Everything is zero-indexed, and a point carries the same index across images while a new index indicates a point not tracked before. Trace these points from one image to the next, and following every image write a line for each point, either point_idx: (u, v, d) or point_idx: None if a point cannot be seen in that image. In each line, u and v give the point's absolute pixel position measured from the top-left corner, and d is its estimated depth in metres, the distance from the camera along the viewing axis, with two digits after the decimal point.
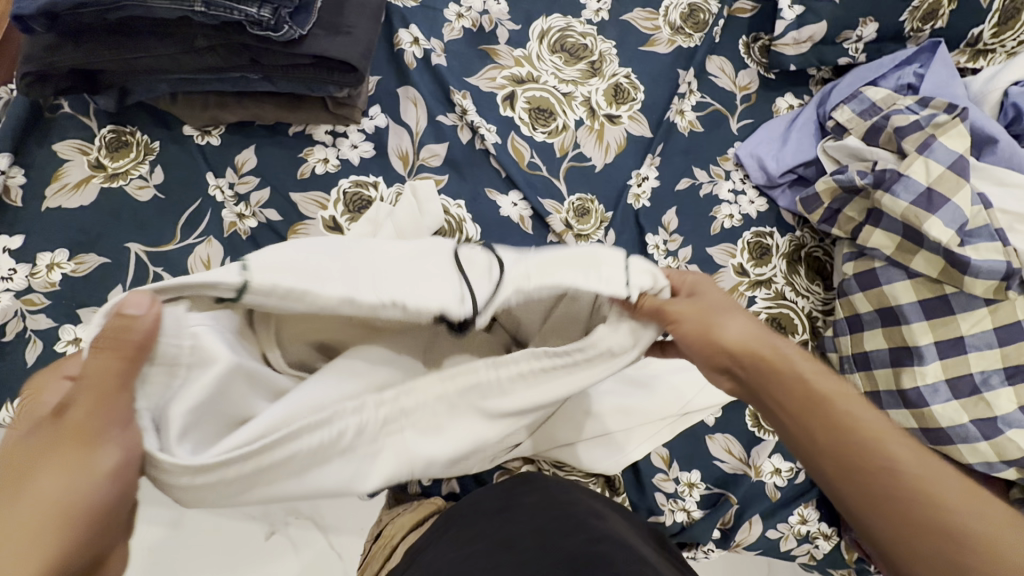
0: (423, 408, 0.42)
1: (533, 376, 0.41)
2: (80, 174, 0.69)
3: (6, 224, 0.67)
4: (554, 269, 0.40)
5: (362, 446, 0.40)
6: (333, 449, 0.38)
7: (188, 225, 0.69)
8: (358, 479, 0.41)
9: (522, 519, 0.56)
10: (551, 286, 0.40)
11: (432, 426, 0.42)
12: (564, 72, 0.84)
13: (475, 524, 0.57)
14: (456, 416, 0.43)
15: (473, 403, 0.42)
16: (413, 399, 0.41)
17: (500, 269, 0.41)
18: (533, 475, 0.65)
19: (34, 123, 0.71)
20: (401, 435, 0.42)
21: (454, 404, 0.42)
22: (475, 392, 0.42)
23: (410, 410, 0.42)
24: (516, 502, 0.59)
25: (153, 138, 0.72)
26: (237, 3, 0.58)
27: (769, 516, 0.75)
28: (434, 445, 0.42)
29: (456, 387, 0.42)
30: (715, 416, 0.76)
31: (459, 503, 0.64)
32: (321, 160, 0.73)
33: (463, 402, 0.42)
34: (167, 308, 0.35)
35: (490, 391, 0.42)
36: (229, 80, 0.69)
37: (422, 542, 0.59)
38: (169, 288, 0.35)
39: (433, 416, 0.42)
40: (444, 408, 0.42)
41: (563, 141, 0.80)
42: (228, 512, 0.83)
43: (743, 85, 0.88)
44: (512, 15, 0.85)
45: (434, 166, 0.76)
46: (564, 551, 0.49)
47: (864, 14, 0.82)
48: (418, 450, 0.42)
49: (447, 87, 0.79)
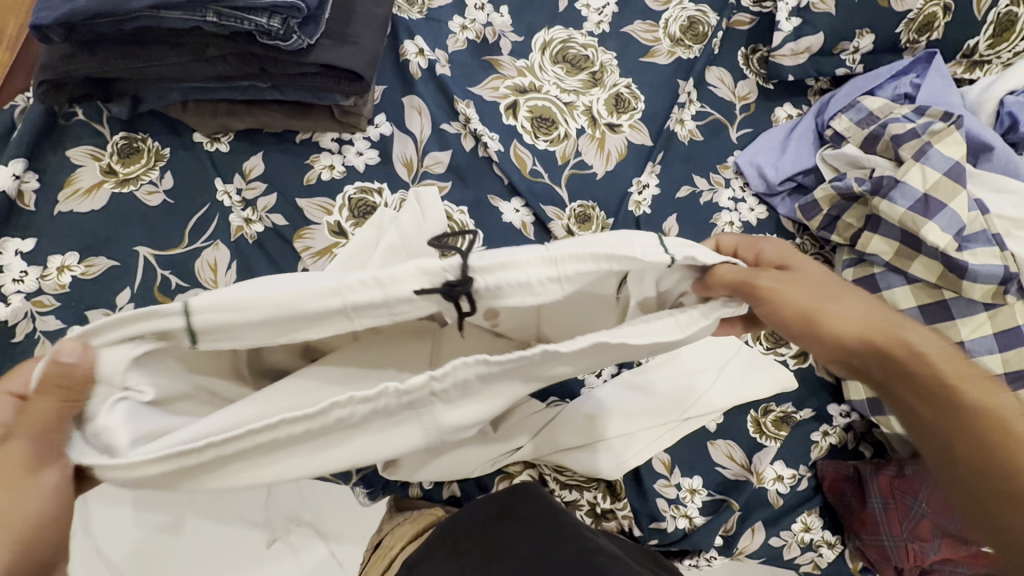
0: (460, 391, 0.38)
1: (594, 351, 0.39)
2: (92, 179, 0.71)
3: (20, 228, 0.69)
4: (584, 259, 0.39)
5: (374, 421, 0.38)
6: (320, 436, 0.37)
7: (195, 230, 0.71)
8: (374, 451, 0.39)
9: (519, 526, 0.56)
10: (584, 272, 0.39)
11: (463, 403, 0.39)
12: (565, 82, 0.85)
13: (476, 529, 0.58)
14: (500, 392, 0.40)
15: (514, 384, 0.40)
16: (449, 382, 0.37)
17: (529, 274, 0.39)
18: (528, 483, 0.64)
19: (49, 130, 0.73)
20: (430, 410, 0.39)
21: (492, 386, 0.39)
22: (523, 374, 0.39)
23: (449, 388, 0.38)
24: (513, 507, 0.60)
25: (163, 145, 0.74)
26: (248, 13, 0.60)
27: (771, 524, 0.74)
28: (465, 412, 0.40)
29: (503, 369, 0.38)
30: (717, 423, 0.76)
31: (456, 513, 0.63)
32: (327, 166, 0.75)
33: (505, 375, 0.39)
34: (108, 350, 0.36)
35: (539, 365, 0.39)
36: (238, 89, 0.71)
37: (419, 552, 0.58)
38: (96, 332, 0.35)
39: (468, 387, 0.39)
40: (473, 391, 0.39)
41: (564, 149, 0.81)
42: (228, 518, 0.83)
43: (742, 95, 0.89)
44: (515, 27, 0.87)
45: (437, 173, 0.78)
46: (561, 557, 0.50)
47: (860, 26, 0.83)
48: (446, 423, 0.39)
49: (451, 96, 0.81)
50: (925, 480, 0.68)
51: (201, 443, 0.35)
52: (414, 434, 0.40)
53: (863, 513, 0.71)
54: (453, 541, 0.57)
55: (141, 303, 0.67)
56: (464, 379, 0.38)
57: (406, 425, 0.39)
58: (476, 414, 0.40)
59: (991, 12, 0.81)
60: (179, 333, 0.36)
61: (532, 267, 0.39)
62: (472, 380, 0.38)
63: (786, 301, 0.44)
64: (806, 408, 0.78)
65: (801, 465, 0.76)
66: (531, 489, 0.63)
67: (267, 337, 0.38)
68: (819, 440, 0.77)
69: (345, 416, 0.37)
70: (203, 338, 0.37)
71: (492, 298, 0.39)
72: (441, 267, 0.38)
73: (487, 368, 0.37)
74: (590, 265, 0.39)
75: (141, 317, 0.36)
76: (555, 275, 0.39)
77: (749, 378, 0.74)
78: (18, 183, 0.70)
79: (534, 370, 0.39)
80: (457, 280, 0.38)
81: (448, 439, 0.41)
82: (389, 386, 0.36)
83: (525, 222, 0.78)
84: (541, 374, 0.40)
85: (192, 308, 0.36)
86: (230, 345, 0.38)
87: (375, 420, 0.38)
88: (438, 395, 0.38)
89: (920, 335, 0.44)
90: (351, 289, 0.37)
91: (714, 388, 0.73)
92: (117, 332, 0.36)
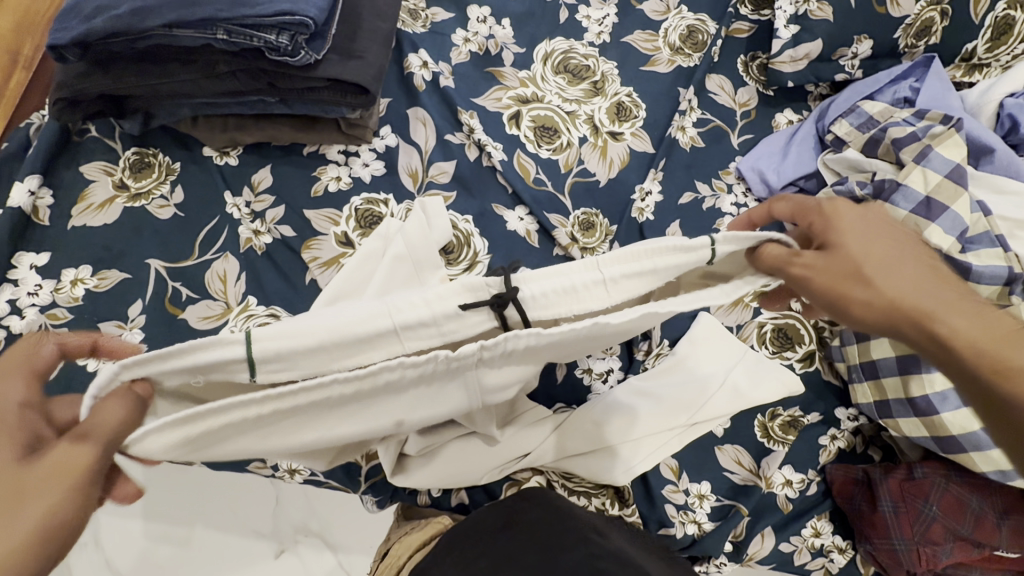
0: (506, 357, 0.41)
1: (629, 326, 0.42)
2: (104, 194, 0.72)
3: (34, 242, 0.70)
4: (634, 259, 0.42)
5: (414, 386, 0.41)
6: (373, 395, 0.39)
7: (205, 242, 0.72)
8: (411, 408, 0.43)
9: (526, 534, 0.56)
10: (633, 271, 0.42)
11: (503, 366, 0.43)
12: (567, 91, 0.87)
13: (484, 538, 0.57)
14: (543, 355, 0.44)
15: (554, 349, 0.43)
16: (496, 352, 0.40)
17: (578, 278, 0.42)
18: (529, 490, 0.64)
19: (63, 147, 0.74)
20: (472, 373, 0.42)
21: (535, 351, 0.42)
22: (568, 341, 0.42)
23: (497, 357, 0.41)
24: (520, 515, 0.60)
25: (174, 160, 0.75)
26: (257, 31, 0.61)
27: (781, 529, 0.74)
28: (499, 375, 0.44)
29: (553, 342, 0.41)
30: (724, 427, 0.76)
31: (462, 521, 0.62)
32: (334, 178, 0.76)
33: (545, 348, 0.42)
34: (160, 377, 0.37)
35: (580, 339, 0.41)
36: (248, 103, 0.73)
37: (427, 560, 0.58)
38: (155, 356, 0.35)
39: (513, 357, 0.42)
40: (515, 357, 0.42)
41: (567, 157, 0.82)
42: (234, 529, 0.83)
43: (742, 101, 0.90)
44: (517, 39, 0.88)
45: (442, 183, 0.79)
46: (568, 567, 0.50)
47: (858, 32, 0.84)
48: (487, 382, 0.44)
49: (455, 107, 0.82)
50: (935, 483, 0.69)
51: (218, 409, 0.36)
52: (460, 390, 0.44)
53: (874, 517, 0.69)
54: (461, 549, 0.57)
55: (152, 314, 0.68)
56: (512, 350, 0.41)
57: (452, 386, 0.43)
58: (517, 372, 0.45)
59: (988, 16, 0.82)
60: (238, 363, 0.37)
61: (576, 274, 0.42)
62: (521, 349, 0.41)
63: (816, 288, 0.46)
64: (814, 412, 0.78)
65: (810, 469, 0.76)
66: (533, 496, 0.63)
67: (321, 364, 0.39)
68: (828, 444, 0.77)
69: (398, 383, 0.39)
70: (261, 369, 0.38)
71: (537, 306, 0.42)
72: (485, 281, 0.40)
73: (535, 342, 0.40)
74: (634, 264, 0.42)
75: (200, 347, 0.36)
76: (598, 280, 0.42)
77: (756, 382, 0.74)
78: (33, 198, 0.71)
79: (577, 338, 0.42)
80: (501, 291, 0.40)
81: (487, 394, 0.45)
82: (438, 353, 0.38)
83: (530, 229, 0.79)
84: (580, 342, 0.44)
85: (255, 337, 0.37)
86: (287, 374, 0.39)
87: (419, 383, 0.41)
88: (483, 361, 0.41)
89: (951, 328, 0.45)
90: (400, 309, 0.39)
91: (718, 393, 0.73)
92: (174, 362, 0.36)
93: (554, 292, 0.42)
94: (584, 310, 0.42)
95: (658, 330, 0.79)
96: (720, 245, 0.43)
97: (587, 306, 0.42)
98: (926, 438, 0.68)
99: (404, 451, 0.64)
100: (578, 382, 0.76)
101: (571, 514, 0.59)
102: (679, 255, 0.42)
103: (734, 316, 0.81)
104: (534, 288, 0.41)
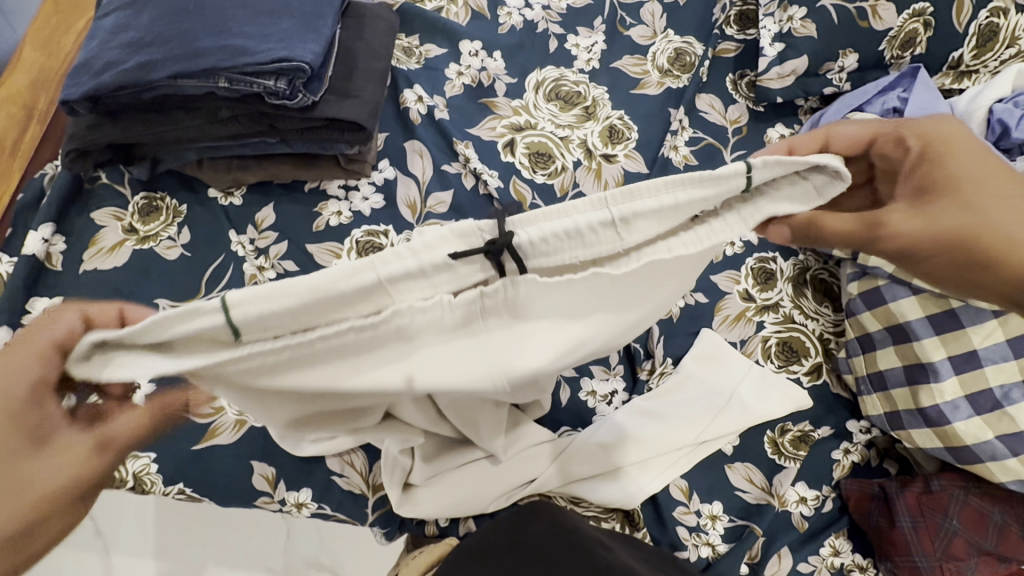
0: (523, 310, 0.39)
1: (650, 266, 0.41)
2: (114, 238, 0.75)
3: (48, 287, 0.72)
4: (660, 190, 0.38)
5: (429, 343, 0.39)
6: (378, 353, 0.38)
7: (211, 279, 0.74)
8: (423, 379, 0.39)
9: (532, 556, 0.55)
10: (657, 206, 0.38)
11: (526, 329, 0.40)
12: (560, 117, 0.89)
13: (489, 562, 0.56)
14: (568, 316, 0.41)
15: (574, 303, 0.41)
16: (505, 304, 0.38)
17: (593, 211, 0.37)
18: (538, 503, 0.63)
19: (76, 195, 0.77)
20: (488, 335, 0.39)
21: (556, 298, 0.39)
22: (591, 287, 0.40)
23: (515, 309, 0.39)
24: (524, 534, 0.58)
25: (180, 202, 0.78)
26: (256, 77, 0.64)
27: (798, 549, 0.72)
28: (523, 339, 0.40)
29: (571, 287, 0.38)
30: (733, 445, 0.75)
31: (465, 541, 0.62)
32: (335, 213, 0.78)
33: (562, 300, 0.40)
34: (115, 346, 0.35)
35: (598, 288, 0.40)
36: (251, 145, 0.75)
37: None
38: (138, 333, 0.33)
39: (533, 309, 0.39)
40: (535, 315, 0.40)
41: (562, 181, 0.84)
42: (245, 566, 0.82)
43: (733, 118, 0.92)
44: (508, 70, 0.91)
45: (440, 213, 0.80)
46: None
47: (843, 47, 0.86)
48: (505, 353, 0.40)
49: (450, 138, 0.84)
50: (953, 495, 0.67)
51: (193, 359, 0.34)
52: (480, 365, 0.40)
53: (893, 534, 0.68)
54: (467, 575, 0.56)
55: None
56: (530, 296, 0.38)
57: (475, 360, 0.39)
58: (550, 342, 0.41)
59: (972, 24, 0.83)
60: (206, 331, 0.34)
61: (581, 214, 0.37)
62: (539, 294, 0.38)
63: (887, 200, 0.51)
64: (824, 426, 0.77)
65: (824, 485, 0.74)
66: (543, 508, 0.62)
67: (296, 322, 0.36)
68: (841, 458, 0.76)
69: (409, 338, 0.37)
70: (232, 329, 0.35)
71: (539, 253, 0.38)
72: (477, 226, 0.36)
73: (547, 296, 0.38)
74: (660, 199, 0.38)
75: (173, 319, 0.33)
76: (610, 219, 0.38)
77: (762, 397, 0.74)
78: (47, 245, 0.74)
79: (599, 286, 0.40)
80: (496, 237, 0.36)
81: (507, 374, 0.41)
82: (446, 298, 0.37)
83: None
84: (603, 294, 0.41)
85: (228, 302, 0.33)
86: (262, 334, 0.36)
87: (434, 338, 0.38)
88: (495, 317, 0.39)
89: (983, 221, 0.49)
90: (384, 261, 0.35)
91: (723, 413, 0.73)
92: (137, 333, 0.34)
93: (561, 230, 0.37)
94: (593, 254, 0.38)
95: (661, 348, 0.79)
96: (756, 172, 0.40)
97: (597, 251, 0.38)
98: (940, 449, 0.66)
99: (408, 481, 0.64)
100: (582, 404, 0.75)
101: (579, 527, 0.58)
102: (707, 184, 0.39)
103: (737, 331, 0.80)
104: (540, 228, 0.37)
